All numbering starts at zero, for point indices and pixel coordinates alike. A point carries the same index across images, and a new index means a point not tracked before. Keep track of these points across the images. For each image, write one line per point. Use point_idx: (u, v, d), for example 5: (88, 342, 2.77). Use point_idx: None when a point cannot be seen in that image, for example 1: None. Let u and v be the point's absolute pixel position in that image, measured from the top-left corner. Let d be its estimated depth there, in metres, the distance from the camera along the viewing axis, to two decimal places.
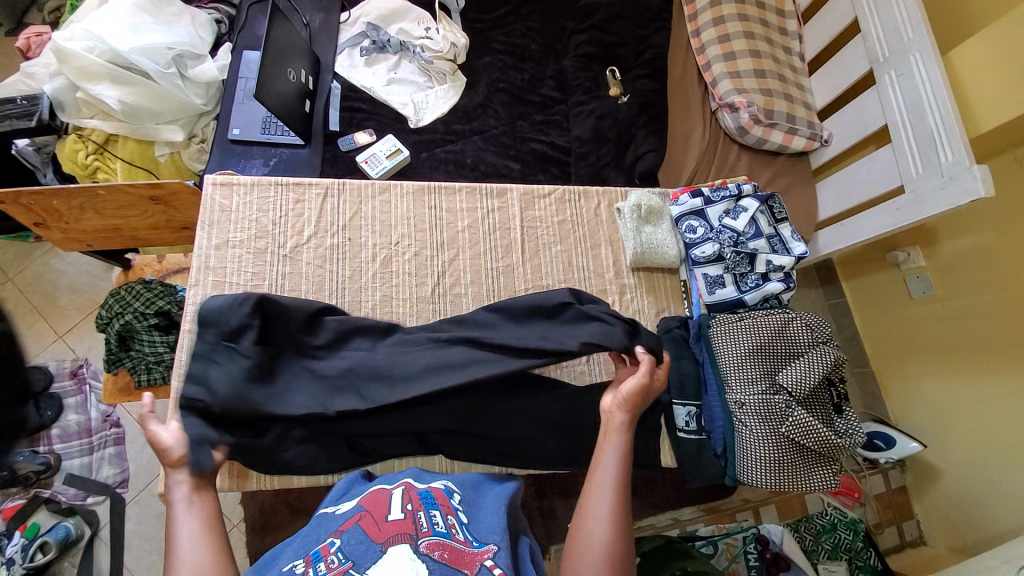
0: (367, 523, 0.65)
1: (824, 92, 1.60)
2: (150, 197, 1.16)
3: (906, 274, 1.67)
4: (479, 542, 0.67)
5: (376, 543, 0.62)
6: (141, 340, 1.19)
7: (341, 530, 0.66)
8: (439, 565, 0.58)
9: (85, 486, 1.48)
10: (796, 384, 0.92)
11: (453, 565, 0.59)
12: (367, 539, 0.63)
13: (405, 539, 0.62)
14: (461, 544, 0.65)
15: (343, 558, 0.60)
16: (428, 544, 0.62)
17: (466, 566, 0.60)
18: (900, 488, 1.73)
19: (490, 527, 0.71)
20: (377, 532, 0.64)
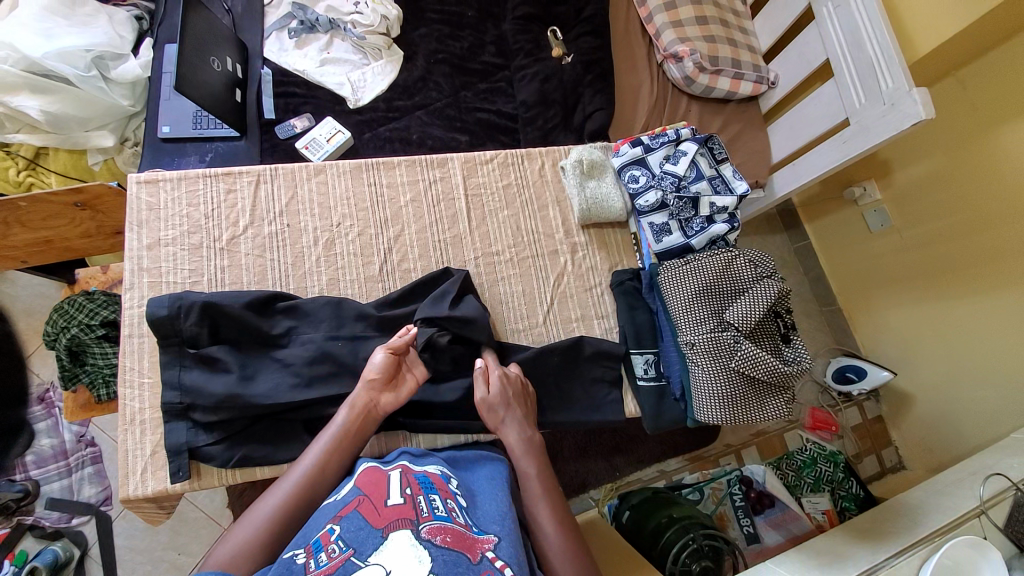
0: (366, 508, 0.65)
1: (767, 33, 1.58)
2: (77, 203, 1.14)
3: (864, 209, 1.68)
4: (480, 529, 0.68)
5: (377, 529, 0.62)
6: (93, 353, 1.16)
7: (340, 516, 0.65)
8: (443, 551, 0.60)
9: (68, 507, 1.45)
10: (742, 319, 0.93)
11: (457, 549, 0.61)
12: (367, 525, 0.62)
13: (406, 524, 0.63)
14: (462, 527, 0.66)
15: (344, 545, 0.60)
16: (430, 528, 0.63)
17: (468, 551, 0.62)
18: (877, 418, 1.76)
19: (489, 514, 0.72)
20: (377, 518, 0.64)
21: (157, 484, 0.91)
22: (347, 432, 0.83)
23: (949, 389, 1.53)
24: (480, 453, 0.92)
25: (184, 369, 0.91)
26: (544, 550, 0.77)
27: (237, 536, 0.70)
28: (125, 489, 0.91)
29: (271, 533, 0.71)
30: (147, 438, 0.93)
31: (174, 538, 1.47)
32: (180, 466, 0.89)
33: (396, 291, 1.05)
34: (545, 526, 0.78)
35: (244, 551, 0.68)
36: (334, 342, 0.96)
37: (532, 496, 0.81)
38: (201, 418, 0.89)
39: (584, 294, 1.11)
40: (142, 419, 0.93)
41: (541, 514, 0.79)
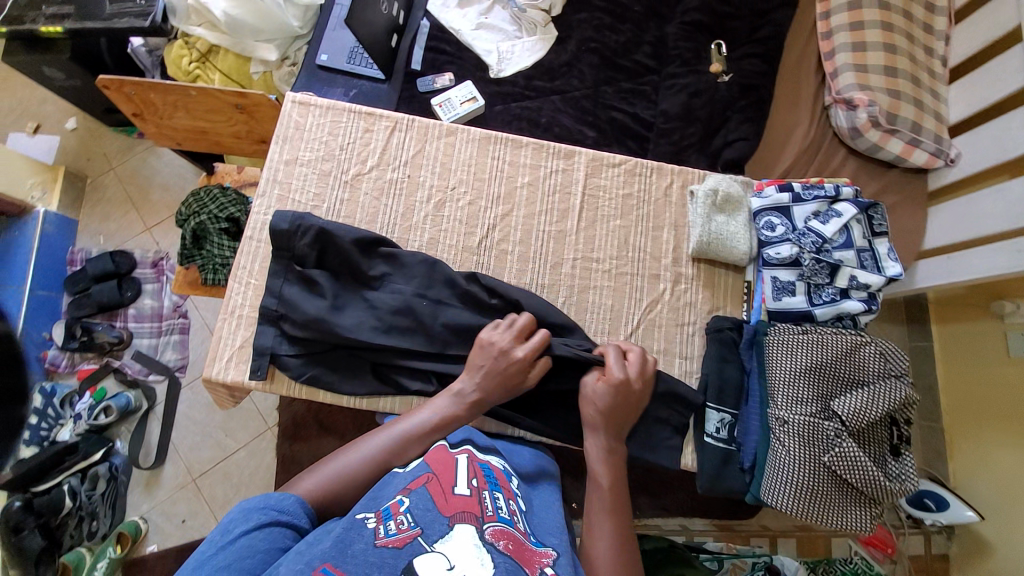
0: (435, 489, 0.68)
1: (961, 104, 1.37)
2: (235, 104, 1.22)
3: (1009, 329, 1.44)
4: (537, 540, 0.68)
5: (444, 516, 0.63)
6: (212, 242, 1.25)
7: (410, 489, 0.68)
8: (504, 558, 0.60)
9: (148, 364, 1.61)
10: (852, 415, 0.84)
11: (517, 560, 0.61)
12: (435, 508, 0.64)
13: (471, 520, 0.63)
14: (521, 536, 0.66)
15: (413, 521, 0.62)
16: (493, 531, 0.63)
17: (527, 564, 0.62)
18: (941, 556, 1.55)
19: (547, 525, 0.73)
20: (444, 503, 0.65)
21: (236, 374, 0.98)
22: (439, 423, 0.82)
23: None
24: (538, 457, 0.91)
25: (287, 281, 0.96)
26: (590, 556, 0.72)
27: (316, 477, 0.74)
28: (208, 369, 0.98)
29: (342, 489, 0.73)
30: (240, 331, 1.00)
31: (227, 420, 1.60)
32: (260, 366, 0.95)
33: (488, 269, 1.05)
34: (599, 540, 0.74)
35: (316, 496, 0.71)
36: (420, 300, 0.97)
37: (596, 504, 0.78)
38: (290, 330, 0.94)
39: (674, 329, 1.04)
40: (241, 313, 1.00)
41: (601, 527, 0.75)
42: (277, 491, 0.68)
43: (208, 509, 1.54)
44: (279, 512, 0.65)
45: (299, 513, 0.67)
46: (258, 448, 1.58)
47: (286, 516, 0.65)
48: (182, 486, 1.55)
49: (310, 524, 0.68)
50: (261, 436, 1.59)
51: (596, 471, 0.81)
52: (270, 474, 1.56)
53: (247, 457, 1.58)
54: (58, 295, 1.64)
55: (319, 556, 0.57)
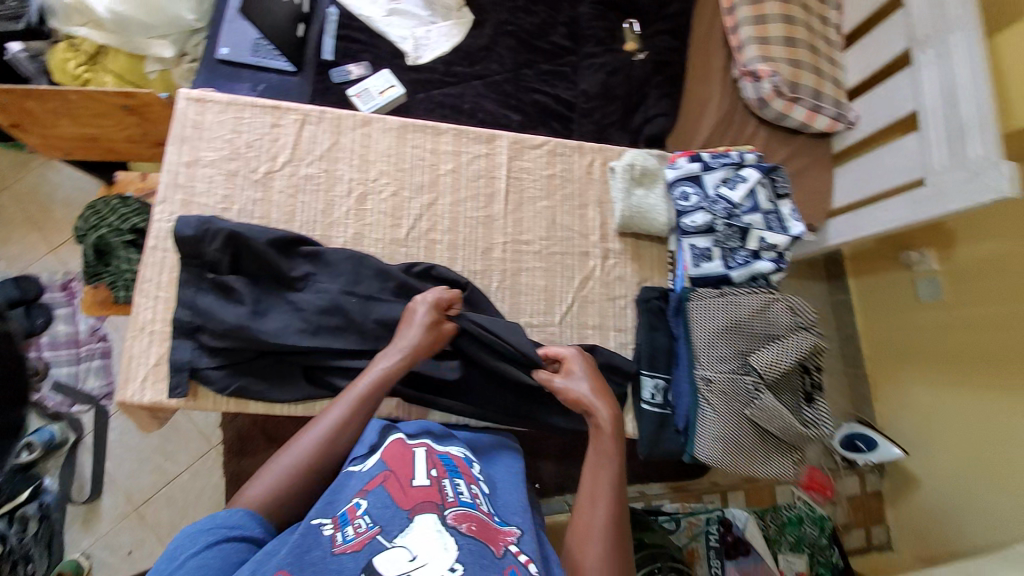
0: (393, 485, 0.64)
1: (858, 69, 1.46)
2: (124, 107, 1.13)
3: (917, 276, 1.57)
4: (502, 519, 0.68)
5: (403, 510, 0.62)
6: (119, 256, 1.15)
7: (367, 490, 0.64)
8: (468, 540, 0.60)
9: (72, 393, 1.48)
10: (767, 367, 0.88)
11: (481, 540, 0.61)
12: (393, 504, 0.62)
13: (432, 509, 0.62)
14: (485, 516, 0.65)
15: (371, 521, 0.60)
16: (456, 516, 0.62)
17: (492, 542, 0.61)
18: (876, 493, 1.69)
19: (510, 506, 0.72)
20: (403, 497, 0.63)
21: (154, 395, 0.91)
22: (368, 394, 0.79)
23: (959, 484, 1.45)
24: (490, 438, 0.89)
25: (201, 290, 0.91)
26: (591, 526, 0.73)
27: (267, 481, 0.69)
28: (123, 392, 0.91)
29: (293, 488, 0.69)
30: (153, 348, 0.93)
31: (163, 443, 1.47)
32: (179, 382, 0.89)
33: (418, 260, 1.03)
34: (598, 511, 0.74)
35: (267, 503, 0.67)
36: (348, 297, 0.94)
37: (606, 477, 0.78)
38: (208, 341, 0.89)
39: (606, 302, 1.06)
40: (152, 329, 0.94)
41: (602, 499, 0.75)
42: (225, 509, 0.65)
43: (156, 535, 1.42)
44: (232, 530, 0.62)
45: (253, 527, 0.64)
46: (204, 468, 1.46)
47: (240, 534, 0.62)
48: (124, 518, 1.42)
49: (268, 534, 0.65)
50: (205, 456, 1.47)
51: (607, 444, 0.80)
52: (218, 494, 1.44)
53: (193, 478, 1.45)
54: None
55: (273, 568, 0.55)
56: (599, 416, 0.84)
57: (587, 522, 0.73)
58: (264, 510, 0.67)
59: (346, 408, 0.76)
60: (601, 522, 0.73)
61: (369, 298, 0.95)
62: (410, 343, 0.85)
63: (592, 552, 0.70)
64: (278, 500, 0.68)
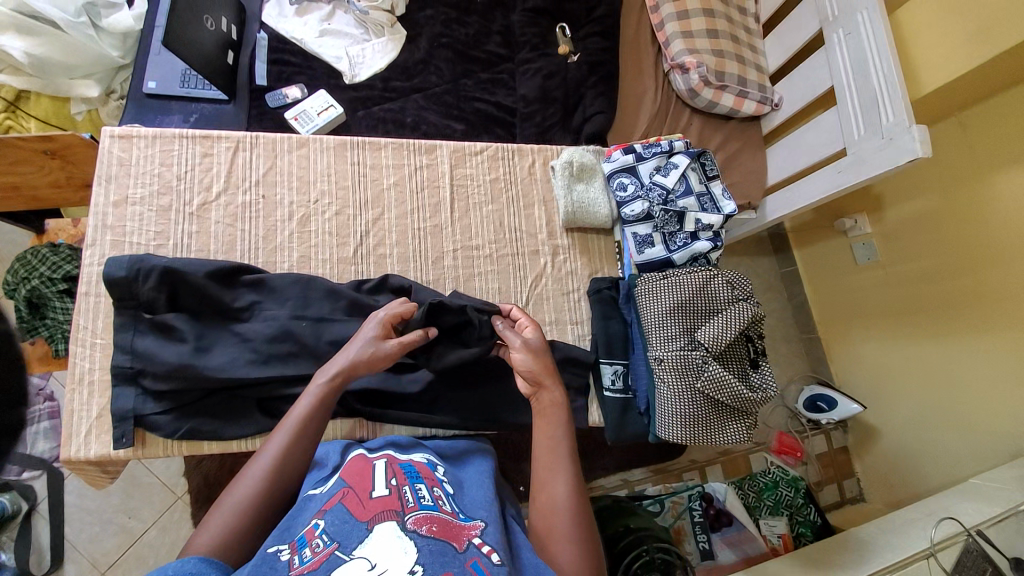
0: (351, 501, 0.66)
1: (776, 54, 1.55)
2: (47, 151, 1.10)
3: (853, 241, 1.68)
4: (466, 515, 0.70)
5: (362, 522, 0.62)
6: (55, 308, 1.11)
7: (325, 510, 0.65)
8: (428, 540, 0.61)
9: (20, 460, 1.39)
10: (713, 341, 0.93)
11: (443, 538, 0.62)
12: (352, 518, 0.63)
13: (391, 516, 0.63)
14: (448, 515, 0.67)
15: (329, 539, 0.60)
16: (416, 519, 0.63)
17: (455, 539, 0.63)
18: (842, 447, 1.78)
19: (476, 501, 0.74)
20: (361, 510, 0.64)
21: (100, 448, 0.88)
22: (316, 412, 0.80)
23: (914, 430, 1.54)
24: (458, 440, 0.91)
25: (140, 332, 0.88)
26: (553, 503, 0.75)
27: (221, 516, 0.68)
28: (66, 449, 0.88)
29: (253, 517, 0.69)
30: (94, 400, 0.89)
31: (126, 500, 1.41)
32: (124, 432, 0.86)
33: (369, 276, 1.03)
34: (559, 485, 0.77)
35: (226, 537, 0.66)
36: (298, 321, 0.93)
37: (558, 453, 0.80)
38: (152, 384, 0.87)
39: (560, 298, 1.09)
40: (91, 379, 0.90)
41: (560, 473, 0.78)
42: (175, 558, 0.60)
43: None
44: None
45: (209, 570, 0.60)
46: (172, 520, 1.41)
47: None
48: None
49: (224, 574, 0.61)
50: (172, 508, 1.42)
51: (555, 421, 0.83)
52: None
53: (161, 533, 1.40)
54: None
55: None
56: (549, 395, 0.86)
57: (550, 498, 0.76)
58: (226, 545, 0.65)
59: (294, 429, 0.77)
60: (563, 497, 0.75)
61: (321, 320, 0.95)
62: (349, 352, 0.85)
63: (558, 525, 0.73)
64: (239, 532, 0.67)
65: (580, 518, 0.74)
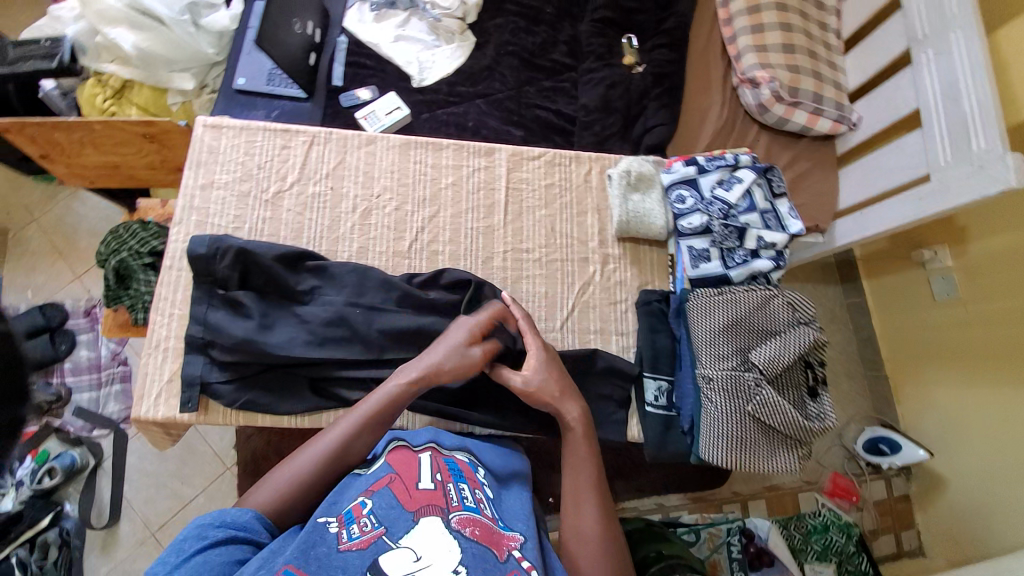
0: (399, 488, 0.69)
1: (858, 72, 1.47)
2: (144, 134, 1.21)
3: (930, 274, 1.54)
4: (506, 524, 0.72)
5: (408, 511, 0.66)
6: (138, 278, 1.20)
7: (373, 490, 0.69)
8: (471, 544, 0.65)
9: (91, 419, 1.52)
10: (768, 363, 0.89)
11: (484, 544, 0.65)
12: (399, 505, 0.67)
13: (437, 512, 0.67)
14: (489, 521, 0.70)
15: (376, 522, 0.65)
16: (460, 520, 0.67)
17: (495, 548, 0.66)
18: (903, 496, 1.64)
19: (515, 512, 0.76)
20: (409, 500, 0.68)
21: (167, 410, 0.95)
22: (384, 409, 0.80)
23: (992, 485, 1.39)
24: (509, 456, 0.89)
25: (213, 305, 0.95)
26: (575, 531, 0.77)
27: (274, 484, 0.72)
28: (137, 409, 0.96)
29: (301, 495, 0.72)
30: (167, 366, 0.97)
31: (181, 467, 1.51)
32: (190, 398, 0.93)
33: (421, 270, 1.06)
34: (586, 513, 0.77)
35: (274, 506, 0.70)
36: (352, 308, 0.97)
37: (581, 482, 0.81)
38: (219, 356, 0.93)
39: (607, 307, 1.08)
40: (166, 346, 0.98)
41: (587, 501, 0.78)
42: (234, 507, 0.68)
43: None
44: (238, 530, 0.65)
45: (258, 530, 0.67)
46: (219, 490, 1.50)
47: (237, 533, 0.65)
48: (141, 543, 1.45)
49: (270, 537, 0.68)
50: (220, 478, 1.51)
51: (577, 446, 0.84)
52: None
53: (207, 502, 1.49)
54: None
55: (281, 562, 0.59)
56: (568, 418, 0.87)
57: (572, 524, 0.77)
58: (278, 506, 0.71)
59: (363, 418, 0.78)
60: (592, 526, 0.76)
61: (373, 309, 0.98)
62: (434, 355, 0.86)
63: (584, 551, 0.74)
64: (292, 498, 0.71)
65: (601, 548, 0.74)
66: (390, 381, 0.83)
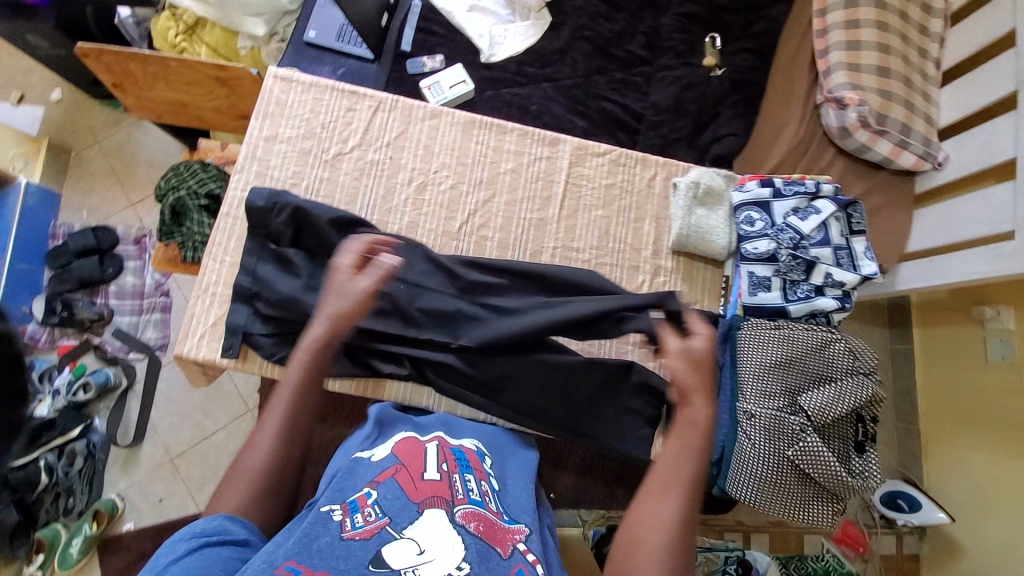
0: (403, 478, 0.68)
1: (952, 109, 1.36)
2: (216, 77, 1.22)
3: (988, 334, 1.43)
4: (510, 518, 0.71)
5: (413, 502, 0.65)
6: (191, 218, 1.22)
7: (378, 481, 0.68)
8: (475, 539, 0.63)
9: (130, 342, 1.56)
10: (818, 410, 0.87)
11: (488, 541, 0.64)
12: (403, 496, 0.65)
13: (441, 504, 0.65)
14: (493, 515, 0.68)
15: (381, 512, 0.63)
16: (464, 514, 0.65)
17: (500, 545, 0.64)
18: (912, 555, 1.57)
19: (520, 504, 0.76)
20: (413, 489, 0.66)
21: (208, 352, 0.97)
22: (308, 373, 0.74)
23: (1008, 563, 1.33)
24: (526, 460, 0.86)
25: (263, 259, 0.96)
26: (650, 529, 0.66)
27: (239, 488, 0.67)
28: (180, 346, 0.98)
29: (270, 485, 0.68)
30: (213, 310, 0.99)
31: (206, 401, 1.56)
32: (231, 345, 0.95)
33: (467, 254, 1.04)
34: (669, 502, 0.68)
35: (246, 503, 0.66)
36: (398, 283, 0.97)
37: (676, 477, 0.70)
38: (262, 309, 0.94)
39: None
40: (214, 291, 1.00)
41: (675, 499, 0.68)
42: (203, 516, 0.64)
43: (185, 489, 1.50)
44: (218, 534, 0.61)
45: (235, 528, 0.63)
46: (237, 430, 1.54)
47: (216, 537, 0.61)
48: (159, 466, 1.51)
49: (252, 531, 0.64)
50: (240, 418, 1.55)
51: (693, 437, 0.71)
52: None
53: (226, 438, 1.54)
54: (39, 270, 1.56)
55: (280, 555, 0.58)
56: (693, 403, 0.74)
57: (652, 517, 0.67)
58: (254, 507, 0.67)
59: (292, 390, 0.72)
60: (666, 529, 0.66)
61: (417, 287, 0.97)
62: (331, 313, 0.76)
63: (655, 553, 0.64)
64: (264, 498, 0.67)
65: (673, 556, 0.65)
66: (299, 355, 0.74)
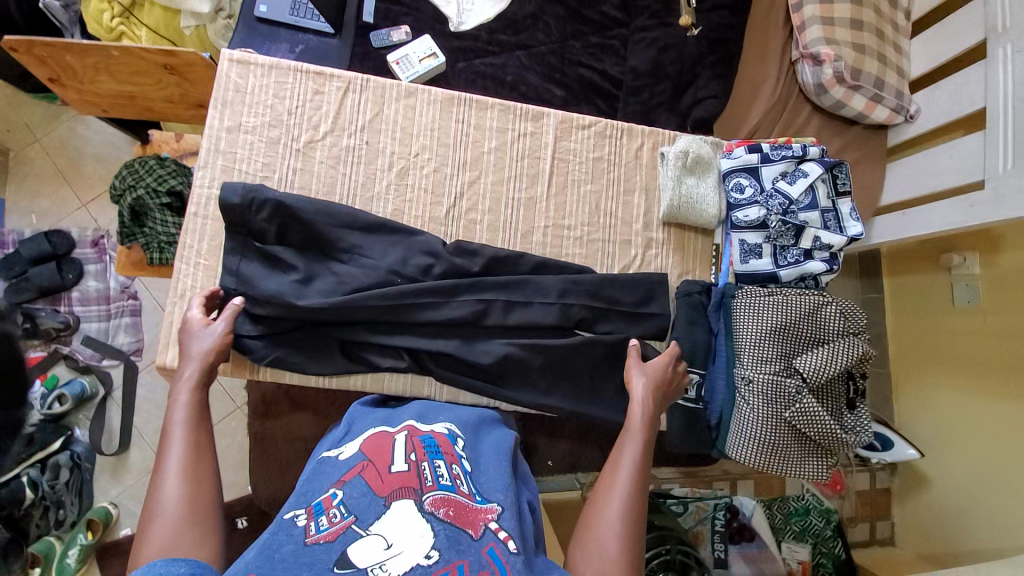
0: (370, 474, 0.64)
1: (923, 60, 1.37)
2: (164, 65, 1.11)
3: (954, 280, 1.49)
4: (483, 497, 0.67)
5: (380, 497, 0.61)
6: (154, 218, 1.15)
7: (344, 480, 0.64)
8: (445, 526, 0.58)
9: (100, 349, 1.48)
10: (813, 371, 0.91)
11: (458, 525, 0.60)
12: (370, 492, 0.61)
13: (410, 494, 0.61)
14: (465, 498, 0.65)
15: (347, 511, 0.59)
16: (434, 501, 0.61)
17: (471, 526, 0.60)
18: (884, 489, 1.68)
19: (493, 482, 0.72)
20: (379, 484, 0.63)
21: None
22: (194, 416, 0.74)
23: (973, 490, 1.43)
24: (500, 440, 0.83)
25: (247, 258, 0.91)
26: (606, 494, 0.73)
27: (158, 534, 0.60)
28: (163, 356, 0.93)
29: (196, 517, 0.63)
30: None
31: None
32: None
33: (457, 239, 1.01)
34: (613, 502, 0.72)
35: (175, 538, 0.60)
36: (392, 277, 0.93)
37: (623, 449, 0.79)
38: (250, 310, 0.90)
39: None
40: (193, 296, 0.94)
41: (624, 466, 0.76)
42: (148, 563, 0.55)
43: None
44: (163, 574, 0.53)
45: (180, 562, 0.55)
46: (228, 428, 1.51)
47: None
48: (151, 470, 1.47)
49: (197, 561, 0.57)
50: (231, 415, 1.51)
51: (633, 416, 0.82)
52: (243, 453, 1.49)
53: (218, 437, 1.50)
54: None
55: (240, 572, 0.53)
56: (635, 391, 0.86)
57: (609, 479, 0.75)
58: (181, 540, 0.60)
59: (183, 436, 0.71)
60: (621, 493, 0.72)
61: (411, 279, 0.94)
62: (198, 353, 0.80)
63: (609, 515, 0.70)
64: (191, 526, 0.62)
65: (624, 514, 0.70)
66: (175, 396, 0.75)
